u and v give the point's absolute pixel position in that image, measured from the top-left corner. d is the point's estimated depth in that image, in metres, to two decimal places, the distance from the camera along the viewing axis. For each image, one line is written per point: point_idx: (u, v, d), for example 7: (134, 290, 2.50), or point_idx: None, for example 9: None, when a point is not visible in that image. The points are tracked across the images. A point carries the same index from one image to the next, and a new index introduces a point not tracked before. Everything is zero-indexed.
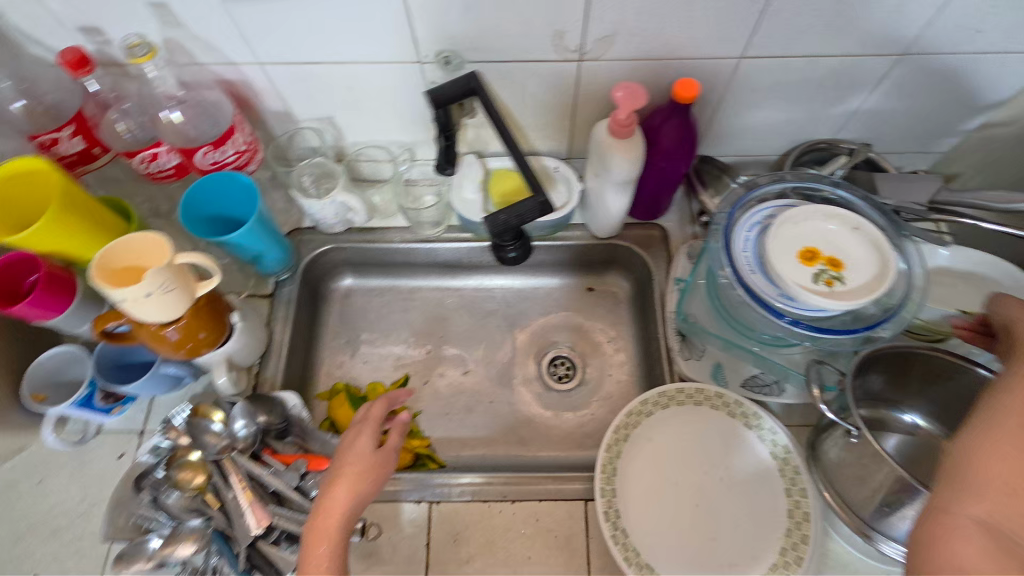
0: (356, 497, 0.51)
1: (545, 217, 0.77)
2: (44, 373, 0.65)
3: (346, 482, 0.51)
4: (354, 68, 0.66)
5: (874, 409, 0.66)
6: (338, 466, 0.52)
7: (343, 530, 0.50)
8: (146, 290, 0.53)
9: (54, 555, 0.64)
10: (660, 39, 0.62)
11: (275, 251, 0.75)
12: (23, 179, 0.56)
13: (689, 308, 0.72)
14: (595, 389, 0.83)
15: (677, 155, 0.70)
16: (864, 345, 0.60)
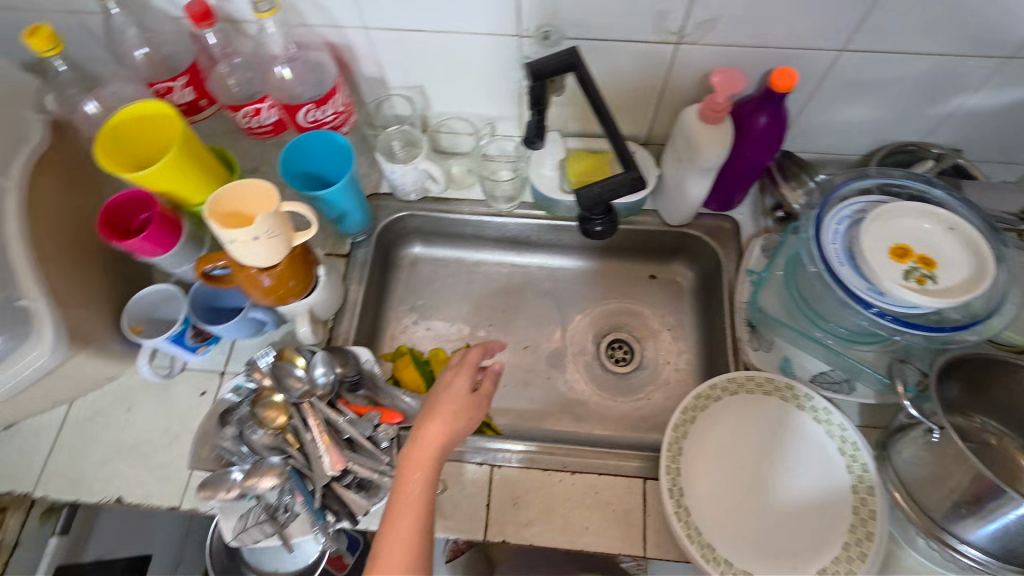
0: (450, 432, 0.57)
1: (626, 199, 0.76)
2: (142, 308, 0.69)
3: (443, 417, 0.57)
4: (454, 38, 0.68)
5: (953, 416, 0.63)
6: (437, 402, 0.58)
7: (437, 458, 0.55)
8: (255, 233, 0.56)
9: (139, 478, 0.68)
10: (763, 27, 0.62)
11: (358, 214, 0.77)
12: (150, 121, 0.60)
13: (761, 300, 0.72)
14: (653, 374, 0.84)
15: (764, 145, 0.70)
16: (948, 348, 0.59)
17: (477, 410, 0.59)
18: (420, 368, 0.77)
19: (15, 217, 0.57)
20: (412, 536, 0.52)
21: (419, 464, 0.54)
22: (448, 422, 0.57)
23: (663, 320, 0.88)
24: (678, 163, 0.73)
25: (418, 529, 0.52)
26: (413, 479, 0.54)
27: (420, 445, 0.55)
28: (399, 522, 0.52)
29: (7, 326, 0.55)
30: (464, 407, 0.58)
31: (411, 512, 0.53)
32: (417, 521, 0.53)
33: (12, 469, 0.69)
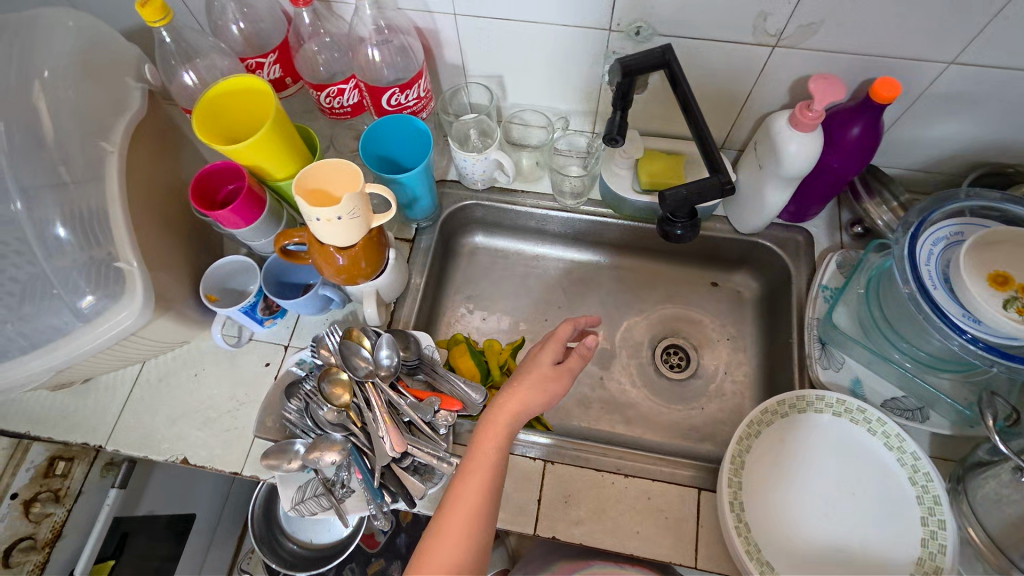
0: (527, 403, 0.58)
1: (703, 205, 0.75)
2: (218, 277, 0.72)
3: (522, 388, 0.58)
4: (541, 29, 0.67)
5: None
6: (521, 374, 0.60)
7: (511, 427, 0.57)
8: (339, 214, 0.57)
9: (203, 441, 0.70)
10: (868, 33, 0.60)
11: (425, 202, 0.78)
12: (242, 95, 0.61)
13: (835, 317, 0.70)
14: (709, 384, 0.82)
15: (853, 158, 0.67)
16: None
17: (557, 385, 0.59)
18: (476, 357, 0.76)
19: (116, 179, 0.60)
20: (479, 495, 0.54)
21: (493, 429, 0.56)
22: (527, 393, 0.58)
23: (723, 329, 0.86)
24: (760, 171, 0.71)
25: (485, 489, 0.54)
26: (485, 441, 0.56)
27: (497, 414, 0.57)
28: (469, 480, 0.54)
29: (101, 283, 0.57)
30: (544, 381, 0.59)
31: (480, 472, 0.55)
32: (485, 482, 0.54)
33: (87, 421, 0.72)
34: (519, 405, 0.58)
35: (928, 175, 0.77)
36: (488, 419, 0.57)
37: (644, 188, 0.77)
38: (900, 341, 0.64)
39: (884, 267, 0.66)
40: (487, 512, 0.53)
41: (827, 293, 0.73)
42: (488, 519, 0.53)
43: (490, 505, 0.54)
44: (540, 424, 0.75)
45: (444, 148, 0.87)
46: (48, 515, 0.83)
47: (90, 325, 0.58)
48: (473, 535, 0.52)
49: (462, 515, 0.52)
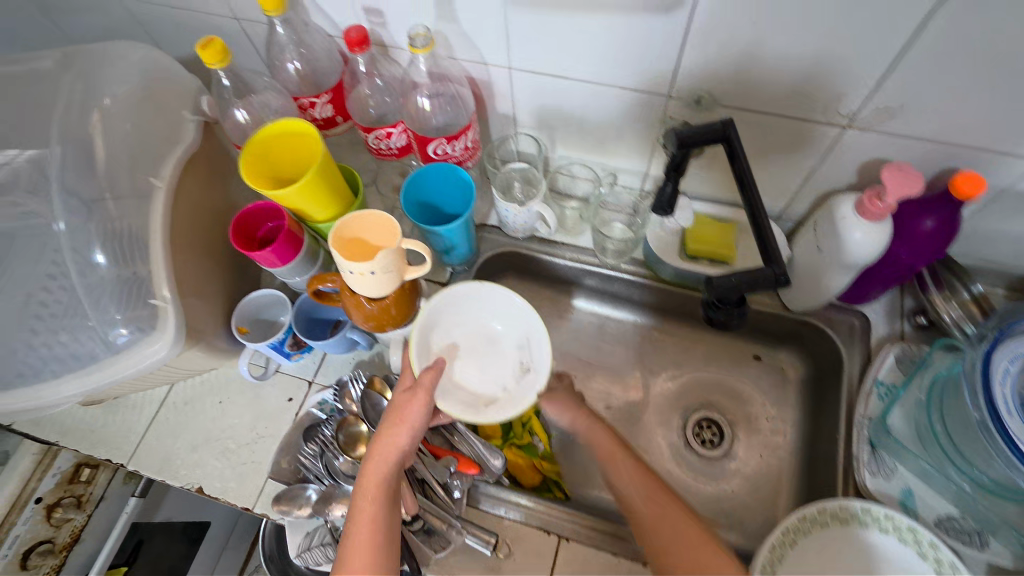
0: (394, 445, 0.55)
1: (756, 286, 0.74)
2: (250, 309, 0.71)
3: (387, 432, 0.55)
4: (597, 89, 0.65)
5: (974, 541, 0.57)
6: (385, 415, 0.57)
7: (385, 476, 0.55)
8: (372, 268, 0.56)
9: (219, 472, 0.70)
10: (951, 122, 0.55)
11: (463, 249, 0.76)
12: (291, 137, 0.61)
13: (890, 420, 0.65)
14: (742, 466, 0.77)
15: (922, 248, 0.62)
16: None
17: (417, 408, 0.55)
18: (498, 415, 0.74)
19: (159, 217, 0.60)
20: (370, 555, 0.52)
21: (370, 483, 0.54)
22: (392, 431, 0.55)
23: (763, 407, 0.80)
24: (818, 253, 0.66)
25: (373, 549, 0.52)
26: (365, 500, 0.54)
27: (370, 471, 0.55)
28: (356, 546, 0.52)
29: (132, 310, 0.58)
30: (406, 413, 0.55)
31: (366, 532, 0.52)
32: (372, 541, 0.52)
33: (113, 438, 0.73)
34: (390, 449, 0.55)
35: (1008, 269, 0.71)
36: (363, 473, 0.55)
37: (689, 254, 0.75)
38: (960, 459, 0.58)
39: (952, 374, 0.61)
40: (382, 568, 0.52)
41: (883, 390, 0.67)
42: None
43: (382, 560, 0.52)
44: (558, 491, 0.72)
45: (487, 192, 0.86)
46: (68, 519, 0.87)
47: (122, 356, 0.58)
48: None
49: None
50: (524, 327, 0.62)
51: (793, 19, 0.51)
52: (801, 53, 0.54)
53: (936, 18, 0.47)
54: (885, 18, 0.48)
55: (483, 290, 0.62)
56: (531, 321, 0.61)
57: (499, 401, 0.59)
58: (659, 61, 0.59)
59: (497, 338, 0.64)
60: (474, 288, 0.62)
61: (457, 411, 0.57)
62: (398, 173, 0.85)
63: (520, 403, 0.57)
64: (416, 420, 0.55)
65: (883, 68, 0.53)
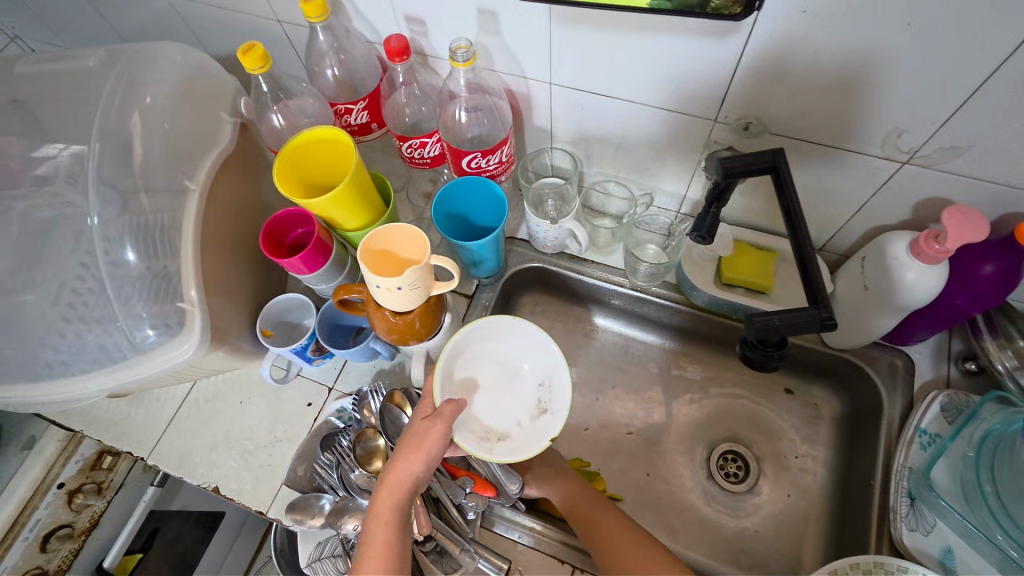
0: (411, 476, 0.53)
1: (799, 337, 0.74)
2: (276, 312, 0.71)
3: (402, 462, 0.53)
4: (640, 108, 0.63)
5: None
6: (400, 440, 0.54)
7: (399, 506, 0.53)
8: (400, 284, 0.54)
9: (236, 473, 0.70)
10: (1021, 164, 0.52)
11: (491, 263, 0.74)
12: (325, 145, 0.61)
13: (932, 472, 0.61)
14: (767, 504, 0.74)
15: (978, 295, 0.59)
16: None
17: (434, 439, 0.52)
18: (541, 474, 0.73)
19: (192, 220, 0.61)
20: None
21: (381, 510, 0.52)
22: (406, 462, 0.52)
23: (793, 444, 0.77)
24: (863, 291, 0.63)
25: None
26: (375, 530, 0.52)
27: (384, 497, 0.53)
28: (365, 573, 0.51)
29: (157, 308, 0.57)
30: (423, 442, 0.53)
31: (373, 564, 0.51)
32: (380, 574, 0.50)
33: (136, 431, 0.74)
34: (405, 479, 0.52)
35: None
36: (376, 500, 0.53)
37: (725, 281, 0.72)
38: (1009, 524, 0.54)
39: (1007, 430, 0.57)
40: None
41: (926, 440, 0.64)
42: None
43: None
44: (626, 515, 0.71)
45: (518, 204, 0.84)
46: (88, 505, 0.91)
47: (148, 356, 0.58)
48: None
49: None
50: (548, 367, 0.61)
51: (856, 48, 0.48)
52: (860, 84, 0.51)
53: (1017, 56, 0.44)
54: (959, 52, 0.45)
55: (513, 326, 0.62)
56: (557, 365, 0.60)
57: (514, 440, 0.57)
58: (708, 84, 0.57)
59: (519, 374, 0.62)
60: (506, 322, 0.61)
61: (472, 448, 0.55)
62: (429, 181, 0.85)
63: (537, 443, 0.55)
64: (433, 452, 0.52)
65: (952, 103, 0.49)
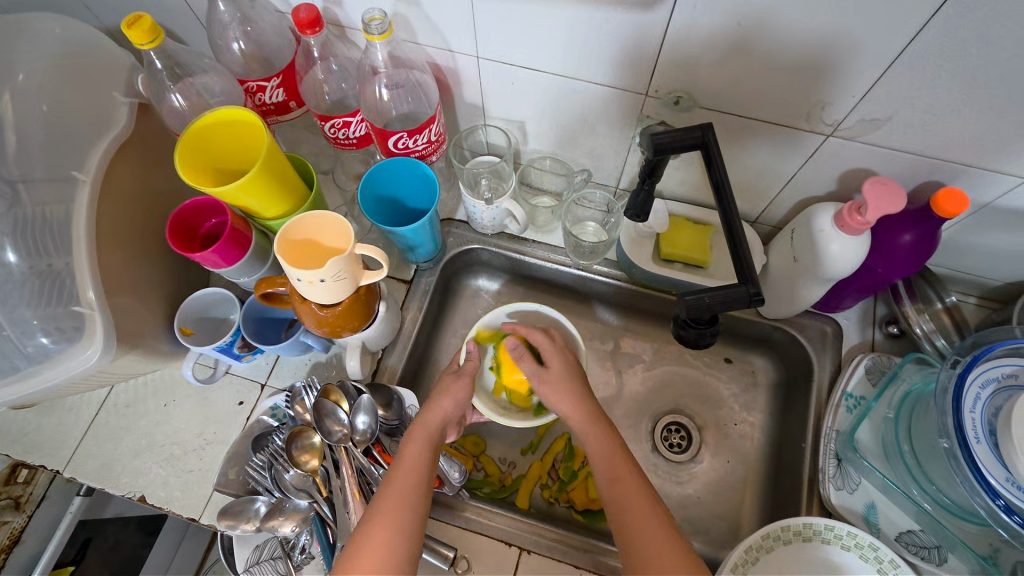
0: (454, 403, 0.60)
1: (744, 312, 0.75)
2: (194, 308, 0.66)
3: (447, 392, 0.60)
4: (570, 82, 0.61)
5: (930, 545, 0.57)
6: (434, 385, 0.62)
7: (439, 425, 0.58)
8: (322, 277, 0.51)
9: (163, 479, 0.66)
10: (936, 134, 0.53)
11: (428, 246, 0.72)
12: (233, 128, 0.56)
13: (857, 433, 0.64)
14: (708, 471, 0.75)
15: (899, 264, 0.61)
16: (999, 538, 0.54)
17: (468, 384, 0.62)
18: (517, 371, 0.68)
19: (85, 213, 0.55)
20: (415, 484, 0.52)
21: (422, 427, 0.57)
22: (442, 398, 0.60)
23: (733, 412, 0.78)
24: (793, 262, 0.64)
25: (416, 482, 0.52)
26: (415, 440, 0.56)
27: (429, 414, 0.58)
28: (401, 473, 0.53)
29: (47, 305, 0.53)
30: (457, 385, 0.61)
31: (408, 469, 0.53)
32: (415, 475, 0.53)
33: (47, 442, 0.69)
34: (443, 409, 0.59)
35: (984, 280, 0.70)
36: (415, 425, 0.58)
37: (664, 256, 0.72)
38: (924, 480, 0.57)
39: (923, 390, 0.60)
40: (417, 506, 0.51)
41: (852, 403, 0.66)
42: (420, 512, 0.51)
43: (419, 499, 0.52)
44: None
45: (455, 184, 0.82)
46: (6, 522, 0.86)
47: (49, 365, 0.53)
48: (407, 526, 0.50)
49: (393, 507, 0.50)
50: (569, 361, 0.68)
51: (779, 24, 0.48)
52: (780, 54, 0.51)
53: (931, 26, 0.44)
54: (877, 23, 0.45)
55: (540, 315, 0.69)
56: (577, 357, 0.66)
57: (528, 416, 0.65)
58: (636, 57, 0.55)
59: None
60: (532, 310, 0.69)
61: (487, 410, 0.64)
62: (360, 162, 0.80)
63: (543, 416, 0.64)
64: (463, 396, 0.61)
65: (871, 74, 0.49)
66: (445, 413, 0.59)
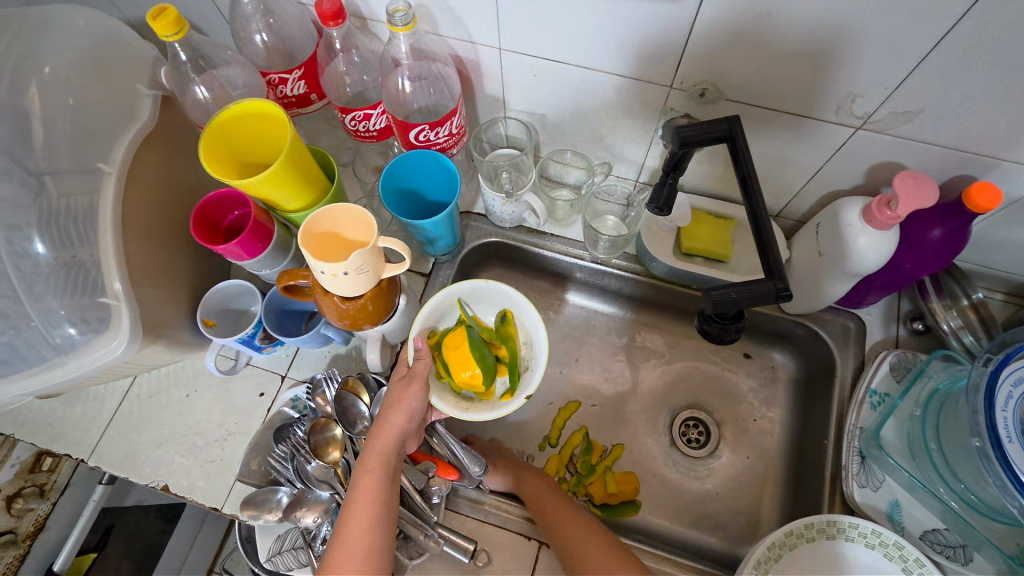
0: (403, 424, 0.56)
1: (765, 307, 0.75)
2: (217, 300, 0.67)
3: (394, 410, 0.56)
4: (592, 74, 0.60)
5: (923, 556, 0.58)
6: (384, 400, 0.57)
7: (391, 454, 0.55)
8: (346, 269, 0.51)
9: (185, 470, 0.67)
10: (970, 127, 0.52)
11: (447, 239, 0.72)
12: (256, 120, 0.56)
13: (881, 431, 0.63)
14: (727, 466, 0.75)
15: (928, 258, 0.60)
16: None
17: (416, 395, 0.57)
18: (473, 349, 0.62)
19: (110, 202, 0.55)
20: (365, 534, 0.51)
21: (373, 461, 0.54)
22: (391, 418, 0.55)
23: (752, 407, 0.78)
24: (818, 257, 0.64)
25: (373, 529, 0.52)
26: (365, 480, 0.53)
27: (379, 442, 0.55)
28: (353, 521, 0.52)
29: (76, 296, 0.53)
30: (402, 399, 0.56)
31: (360, 515, 0.52)
32: (371, 521, 0.52)
33: (72, 432, 0.70)
34: (392, 430, 0.55)
35: (1012, 276, 0.68)
36: (365, 456, 0.55)
37: (684, 251, 0.71)
38: (951, 478, 0.57)
39: (951, 388, 0.59)
40: (375, 561, 0.51)
41: (876, 400, 0.65)
42: (381, 559, 0.51)
43: (376, 552, 0.51)
44: (632, 513, 0.71)
45: (473, 176, 0.81)
46: (31, 509, 0.89)
47: (74, 355, 0.54)
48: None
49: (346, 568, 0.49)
50: (529, 339, 0.65)
51: (813, 18, 0.47)
52: (810, 46, 0.50)
53: (971, 17, 0.43)
54: (912, 15, 0.44)
55: (493, 291, 0.65)
56: (538, 339, 0.63)
57: (495, 404, 0.61)
58: (660, 50, 0.55)
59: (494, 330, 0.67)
60: (484, 286, 0.65)
61: (450, 407, 0.60)
62: (379, 155, 0.80)
63: (511, 402, 0.60)
64: (414, 408, 0.56)
65: (904, 67, 0.48)
66: (395, 434, 0.55)
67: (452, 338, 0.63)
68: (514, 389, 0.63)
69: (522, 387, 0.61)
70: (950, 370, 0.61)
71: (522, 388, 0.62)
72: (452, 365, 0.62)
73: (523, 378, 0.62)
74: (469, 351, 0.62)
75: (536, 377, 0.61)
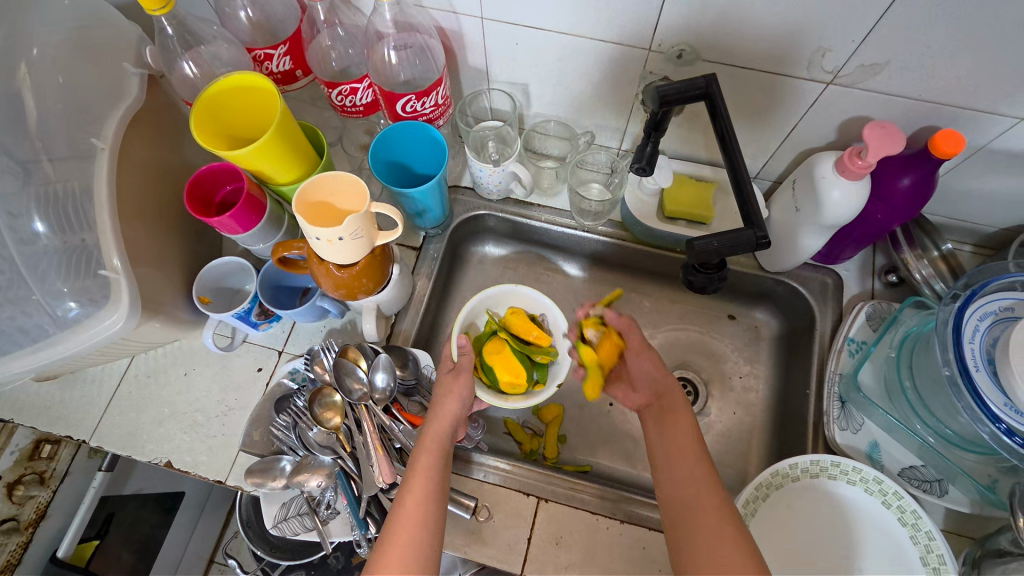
0: (458, 412, 0.59)
1: (745, 265, 0.77)
2: (211, 279, 0.67)
3: (449, 399, 0.59)
4: (572, 40, 0.62)
5: (916, 486, 0.62)
6: (435, 393, 0.61)
7: (446, 437, 0.58)
8: (341, 234, 0.52)
9: (188, 446, 0.68)
10: (932, 77, 0.54)
11: (436, 212, 0.73)
12: (236, 95, 0.57)
13: (859, 376, 0.66)
14: (715, 422, 0.77)
15: (900, 209, 0.63)
16: (1005, 474, 0.57)
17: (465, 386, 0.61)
18: (514, 352, 0.65)
19: (105, 182, 0.56)
20: (420, 505, 0.52)
21: (430, 439, 0.57)
22: (445, 404, 0.59)
23: (737, 365, 0.81)
24: (795, 213, 0.66)
25: (426, 499, 0.53)
26: (423, 458, 0.55)
27: (435, 427, 0.58)
28: (411, 493, 0.53)
29: (77, 279, 0.55)
30: (454, 388, 0.60)
31: (418, 487, 0.53)
32: (427, 491, 0.53)
33: (72, 415, 0.70)
34: (448, 415, 0.59)
35: (979, 227, 0.72)
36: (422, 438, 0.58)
37: (667, 215, 0.74)
38: (926, 414, 0.60)
39: (922, 330, 0.62)
40: (431, 530, 0.51)
41: (854, 347, 0.69)
42: (433, 532, 0.51)
43: (433, 523, 0.52)
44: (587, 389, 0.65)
45: (459, 151, 0.83)
46: (31, 497, 0.90)
47: (75, 332, 0.55)
48: (421, 545, 0.50)
49: (405, 534, 0.50)
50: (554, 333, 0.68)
51: None
52: (777, 5, 0.52)
53: None
54: None
55: (521, 294, 0.69)
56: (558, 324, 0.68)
57: (529, 393, 0.64)
58: (636, 16, 0.57)
59: None
60: (512, 289, 0.69)
61: (490, 398, 0.62)
62: (365, 131, 0.82)
63: (545, 391, 0.64)
64: (464, 394, 0.60)
65: (870, 21, 0.51)
66: (450, 420, 0.59)
67: (491, 343, 0.66)
68: (544, 379, 0.66)
69: (553, 376, 0.65)
70: (923, 312, 0.64)
71: (552, 377, 0.65)
72: (494, 367, 0.64)
73: (553, 369, 0.65)
74: (510, 353, 0.64)
75: (567, 365, 0.65)
